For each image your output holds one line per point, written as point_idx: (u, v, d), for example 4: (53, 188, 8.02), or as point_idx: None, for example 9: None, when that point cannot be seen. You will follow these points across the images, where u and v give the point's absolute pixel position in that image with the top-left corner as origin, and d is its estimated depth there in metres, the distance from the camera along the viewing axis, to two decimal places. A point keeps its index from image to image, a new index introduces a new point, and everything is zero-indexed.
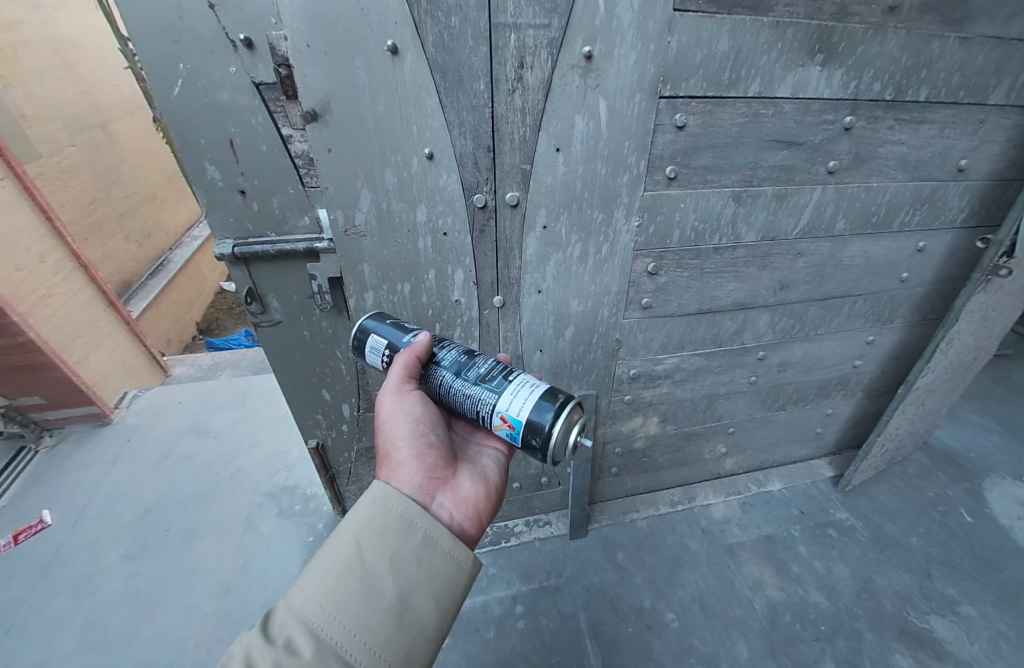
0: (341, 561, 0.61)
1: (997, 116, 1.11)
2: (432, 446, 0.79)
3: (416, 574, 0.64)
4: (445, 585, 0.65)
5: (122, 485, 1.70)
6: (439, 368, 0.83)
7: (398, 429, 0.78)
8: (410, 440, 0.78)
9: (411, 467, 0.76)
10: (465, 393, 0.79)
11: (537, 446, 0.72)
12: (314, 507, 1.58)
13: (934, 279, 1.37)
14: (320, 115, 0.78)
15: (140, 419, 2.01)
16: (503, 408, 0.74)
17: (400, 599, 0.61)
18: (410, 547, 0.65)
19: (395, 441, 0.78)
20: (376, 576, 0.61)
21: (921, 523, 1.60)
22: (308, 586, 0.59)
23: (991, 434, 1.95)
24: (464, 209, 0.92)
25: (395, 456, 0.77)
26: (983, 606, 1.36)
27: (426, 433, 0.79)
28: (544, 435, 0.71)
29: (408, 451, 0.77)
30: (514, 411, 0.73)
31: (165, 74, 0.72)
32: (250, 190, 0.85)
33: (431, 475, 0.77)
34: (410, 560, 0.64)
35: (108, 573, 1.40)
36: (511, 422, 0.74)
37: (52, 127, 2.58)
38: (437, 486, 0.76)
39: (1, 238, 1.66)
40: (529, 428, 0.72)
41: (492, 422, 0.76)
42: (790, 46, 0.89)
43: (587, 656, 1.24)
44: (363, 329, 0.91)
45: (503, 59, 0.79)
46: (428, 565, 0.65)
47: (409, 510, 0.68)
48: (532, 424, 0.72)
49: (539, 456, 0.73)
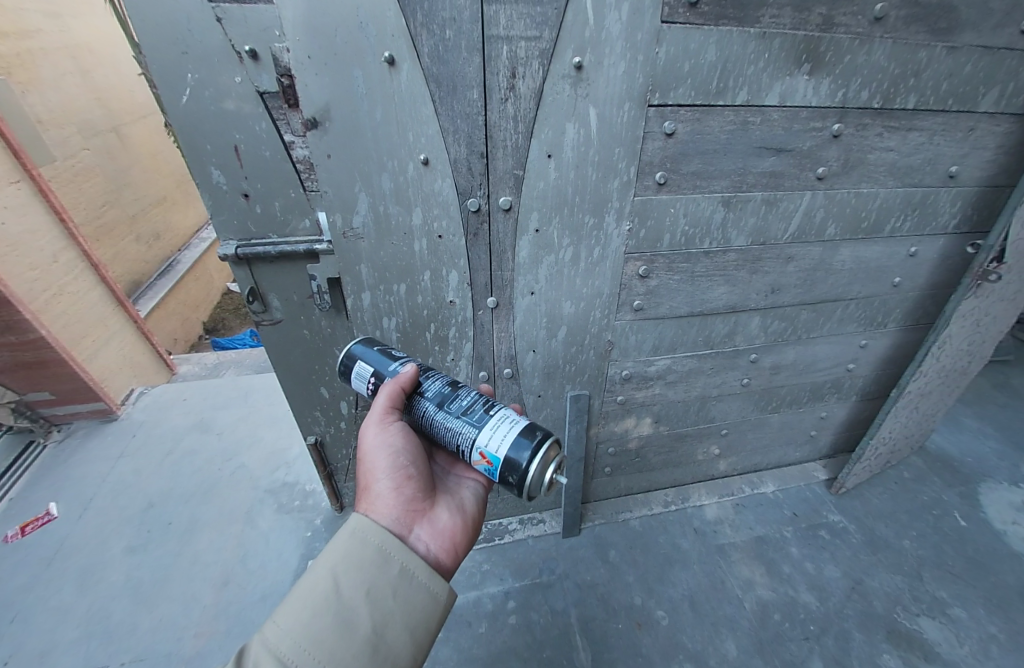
0: (317, 596, 0.64)
1: (987, 124, 1.12)
2: (411, 478, 0.84)
3: (392, 607, 0.67)
4: (420, 617, 0.69)
5: (126, 479, 1.74)
6: (423, 400, 0.87)
7: (379, 461, 0.83)
8: (390, 472, 0.82)
9: (390, 499, 0.81)
10: (447, 427, 0.82)
11: (513, 483, 0.76)
12: (313, 503, 1.62)
13: (926, 284, 1.38)
14: (320, 123, 0.81)
15: (145, 416, 2.06)
16: (482, 444, 0.78)
17: (375, 632, 0.64)
18: (386, 579, 0.69)
19: (376, 472, 0.82)
20: (352, 609, 0.65)
21: (914, 526, 1.61)
22: (283, 623, 0.62)
23: (988, 439, 1.95)
24: (458, 213, 0.95)
25: (375, 487, 0.82)
26: (974, 609, 1.37)
27: (407, 465, 0.84)
28: (521, 473, 0.75)
29: (388, 482, 0.82)
30: (493, 448, 0.77)
31: (174, 84, 0.76)
32: (252, 194, 0.88)
33: (409, 507, 0.81)
34: (385, 592, 0.68)
35: (112, 564, 1.44)
36: (489, 458, 0.77)
37: (66, 130, 2.65)
38: (414, 518, 0.81)
39: (15, 238, 1.72)
40: (507, 465, 0.76)
41: (472, 456, 0.80)
42: (777, 56, 0.91)
43: (577, 651, 1.26)
44: (350, 355, 0.94)
45: (496, 69, 0.82)
46: (404, 598, 0.69)
47: (386, 542, 0.72)
48: (510, 462, 0.75)
49: (516, 491, 0.77)
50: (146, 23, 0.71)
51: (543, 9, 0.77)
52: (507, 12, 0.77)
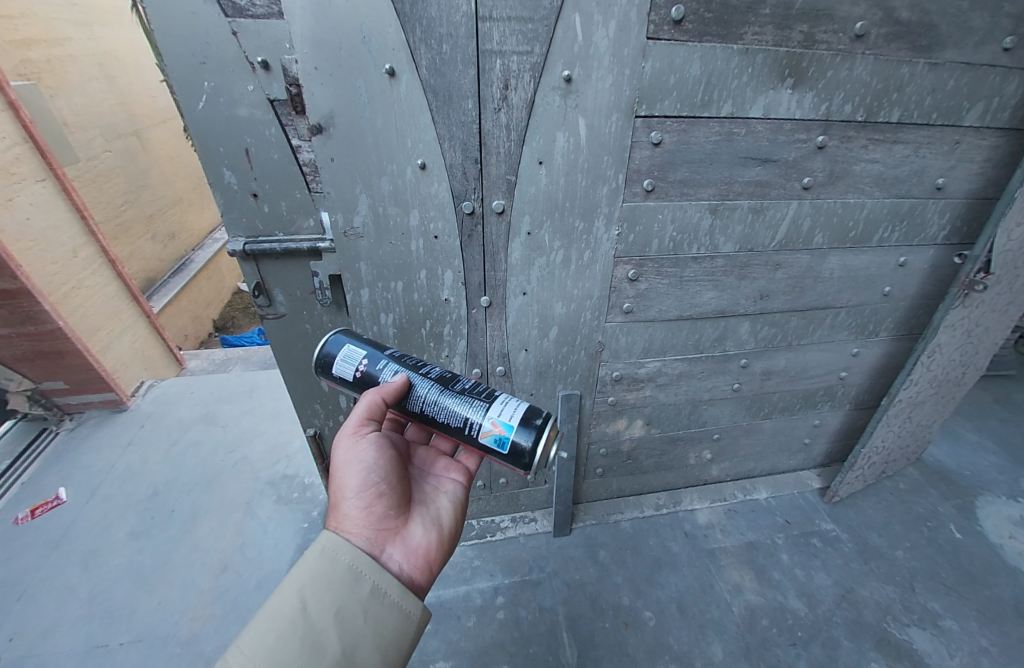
0: (284, 617, 0.65)
1: (973, 137, 1.14)
2: (382, 496, 0.86)
3: (362, 628, 0.69)
4: (390, 636, 0.70)
5: (132, 468, 1.80)
6: (423, 384, 0.87)
7: (350, 479, 0.85)
8: (361, 490, 0.84)
9: (360, 518, 0.82)
10: (455, 403, 0.84)
11: (526, 452, 0.79)
12: (311, 495, 1.66)
13: (916, 294, 1.40)
14: (324, 128, 0.87)
15: (154, 408, 2.13)
16: (495, 413, 0.81)
17: (345, 653, 0.66)
18: (356, 599, 0.71)
19: (346, 491, 0.84)
20: (320, 630, 0.66)
21: (908, 536, 1.60)
22: (247, 647, 0.62)
23: (988, 453, 1.94)
24: (453, 215, 1.00)
25: (345, 506, 0.83)
26: (966, 621, 1.36)
27: (377, 482, 0.86)
28: (531, 442, 0.78)
29: (358, 501, 0.84)
30: (507, 416, 0.80)
31: (192, 91, 0.82)
32: (261, 194, 0.94)
33: (379, 527, 0.83)
34: (356, 613, 0.70)
35: (115, 548, 1.49)
36: (502, 427, 0.80)
37: (90, 133, 2.77)
38: (385, 536, 0.82)
39: (38, 233, 1.81)
40: (520, 434, 0.79)
41: (482, 427, 0.81)
42: (760, 71, 0.95)
43: (563, 648, 1.28)
44: (340, 341, 0.92)
45: (489, 81, 0.87)
46: (375, 618, 0.71)
47: (357, 560, 0.75)
48: (522, 431, 0.79)
49: (526, 461, 0.79)
50: (168, 36, 0.77)
51: (534, 26, 0.83)
52: (500, 28, 0.82)
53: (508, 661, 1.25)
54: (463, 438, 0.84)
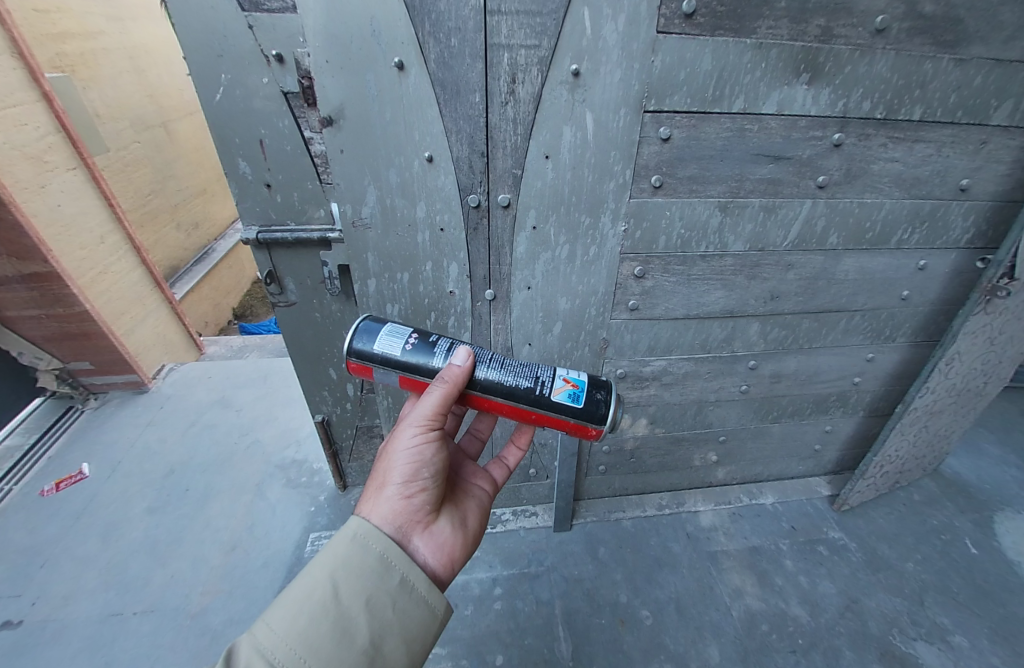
0: (314, 601, 0.63)
1: (1002, 137, 1.09)
2: (425, 490, 0.81)
3: (390, 618, 0.66)
4: (416, 630, 0.68)
5: (152, 447, 1.88)
6: (484, 355, 0.85)
7: (400, 465, 0.79)
8: (408, 479, 0.79)
9: (399, 506, 0.77)
10: (523, 366, 0.85)
11: (602, 398, 0.83)
12: (318, 480, 1.71)
13: (937, 299, 1.35)
14: (335, 121, 0.89)
15: (173, 390, 2.21)
16: (564, 371, 0.85)
17: (373, 644, 0.63)
18: (386, 589, 0.68)
19: (393, 475, 0.79)
20: (349, 617, 0.64)
21: (920, 549, 1.55)
22: (277, 627, 0.60)
23: (1011, 468, 1.86)
24: (460, 208, 1.01)
25: (387, 489, 0.78)
26: (976, 638, 1.31)
27: (425, 475, 0.81)
28: (602, 392, 0.84)
29: (401, 489, 0.79)
30: (575, 373, 0.86)
31: (211, 83, 0.86)
32: (274, 184, 1.00)
33: (414, 517, 0.79)
34: (385, 603, 0.67)
35: (133, 522, 1.57)
36: (573, 380, 0.84)
37: (119, 124, 2.88)
38: (417, 528, 0.79)
39: (69, 219, 1.90)
40: (592, 384, 0.85)
41: (555, 383, 0.83)
42: (774, 66, 0.93)
43: (558, 641, 1.29)
44: (382, 322, 0.87)
45: (497, 75, 0.87)
46: (402, 610, 0.68)
47: (388, 551, 0.71)
48: (592, 383, 0.85)
49: (603, 407, 0.83)
50: (190, 31, 0.81)
51: (543, 20, 0.83)
52: (508, 22, 0.83)
53: (503, 651, 1.26)
54: (532, 400, 0.83)
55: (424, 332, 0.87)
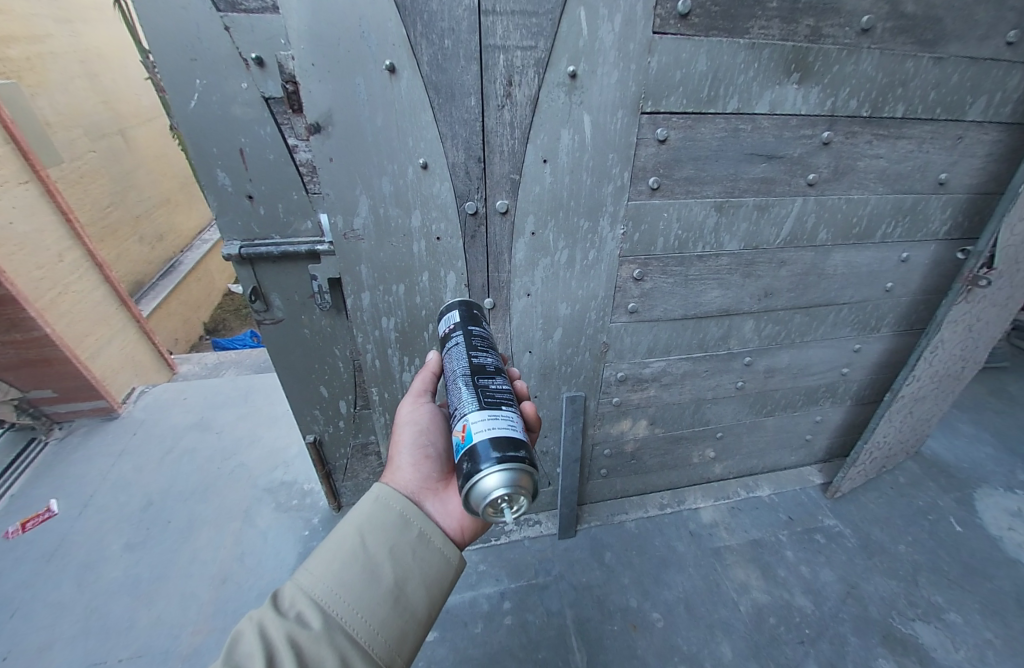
0: (345, 548, 0.67)
1: (976, 132, 1.14)
2: (430, 455, 0.84)
3: (410, 564, 0.70)
4: (434, 576, 0.71)
5: (127, 477, 1.76)
6: (454, 364, 0.83)
7: (404, 435, 0.87)
8: (413, 447, 0.85)
9: (407, 472, 0.81)
10: (466, 387, 0.77)
11: (463, 471, 0.67)
12: (311, 502, 1.63)
13: (919, 289, 1.40)
14: (323, 127, 0.84)
15: (145, 414, 2.08)
16: (472, 418, 0.72)
17: (397, 585, 0.67)
18: (406, 540, 0.72)
19: (399, 446, 0.85)
20: (376, 562, 0.67)
21: (910, 531, 1.61)
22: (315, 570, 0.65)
23: (984, 445, 1.95)
24: (456, 216, 0.97)
25: (397, 459, 0.84)
26: (969, 614, 1.36)
27: (428, 441, 0.86)
28: (481, 471, 0.65)
29: (409, 457, 0.84)
30: (475, 428, 0.70)
31: (185, 89, 0.80)
32: (256, 196, 0.94)
33: (424, 482, 0.81)
34: (406, 551, 0.71)
35: (111, 561, 1.45)
36: (464, 435, 0.71)
37: (73, 133, 2.69)
38: (428, 493, 0.80)
39: (22, 238, 1.75)
40: (469, 453, 0.68)
41: (456, 422, 0.74)
42: (767, 65, 0.94)
43: (572, 652, 1.26)
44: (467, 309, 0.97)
45: (492, 77, 0.84)
46: (421, 558, 0.71)
47: (407, 508, 0.74)
48: (480, 449, 0.67)
49: (461, 479, 0.67)
50: (159, 34, 0.75)
51: (539, 20, 0.80)
52: (504, 23, 0.80)
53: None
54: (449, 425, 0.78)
55: (470, 324, 0.92)
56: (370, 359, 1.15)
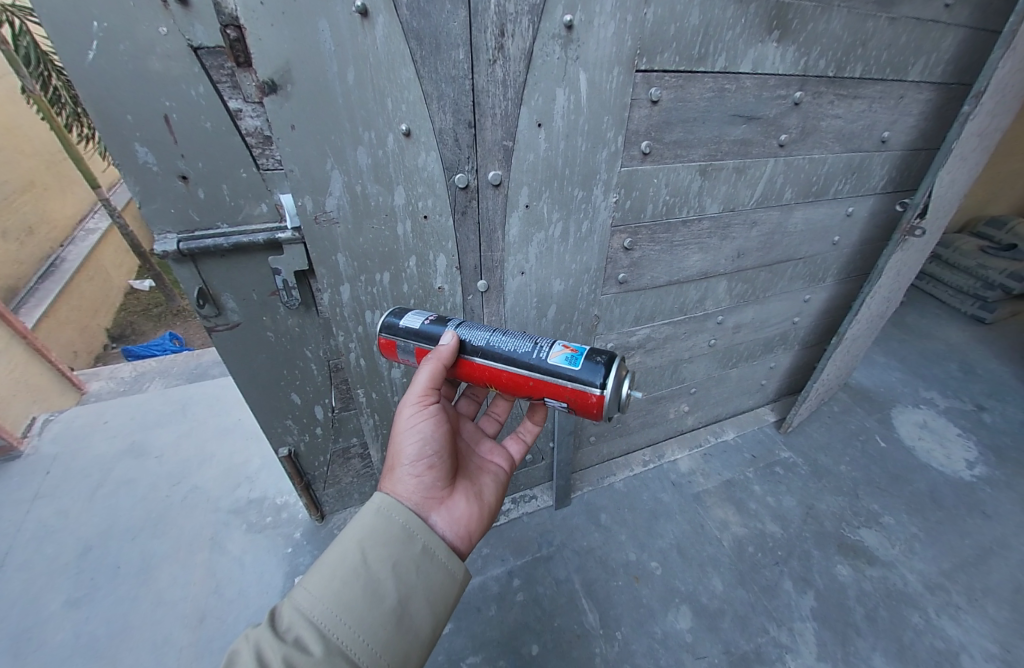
0: (346, 566, 0.63)
1: (914, 91, 1.23)
2: (434, 465, 0.80)
3: (415, 581, 0.66)
4: (439, 592, 0.68)
5: (48, 524, 1.47)
6: (483, 331, 0.82)
7: (406, 444, 0.79)
8: (417, 458, 0.79)
9: (411, 484, 0.77)
10: (520, 336, 0.80)
11: (602, 362, 0.73)
12: (288, 516, 1.49)
13: (859, 240, 1.54)
14: (279, 86, 0.68)
15: (57, 446, 1.74)
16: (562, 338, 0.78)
17: (401, 604, 0.63)
18: (410, 555, 0.67)
19: (402, 456, 0.78)
20: (378, 580, 0.63)
21: (847, 452, 1.86)
22: (314, 588, 0.61)
23: (893, 371, 2.29)
24: (445, 190, 0.87)
25: (399, 469, 0.78)
26: (898, 514, 1.62)
27: (432, 452, 0.80)
28: (610, 363, 0.73)
29: (412, 468, 0.78)
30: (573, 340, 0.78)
31: (76, 35, 0.60)
32: (193, 175, 0.75)
33: (427, 494, 0.78)
34: (410, 567, 0.67)
35: (50, 623, 1.22)
36: (572, 347, 0.76)
37: None
38: (433, 504, 0.78)
39: None
40: (591, 352, 0.75)
41: (552, 346, 0.76)
42: (752, 22, 0.92)
43: (585, 614, 1.32)
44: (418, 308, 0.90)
45: (482, 26, 0.73)
46: (425, 573, 0.68)
47: (410, 521, 0.70)
48: (596, 347, 0.75)
49: (603, 369, 0.72)
50: None
51: None
52: None
53: (537, 640, 1.26)
54: (532, 365, 0.76)
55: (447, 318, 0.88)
56: (353, 359, 1.03)
